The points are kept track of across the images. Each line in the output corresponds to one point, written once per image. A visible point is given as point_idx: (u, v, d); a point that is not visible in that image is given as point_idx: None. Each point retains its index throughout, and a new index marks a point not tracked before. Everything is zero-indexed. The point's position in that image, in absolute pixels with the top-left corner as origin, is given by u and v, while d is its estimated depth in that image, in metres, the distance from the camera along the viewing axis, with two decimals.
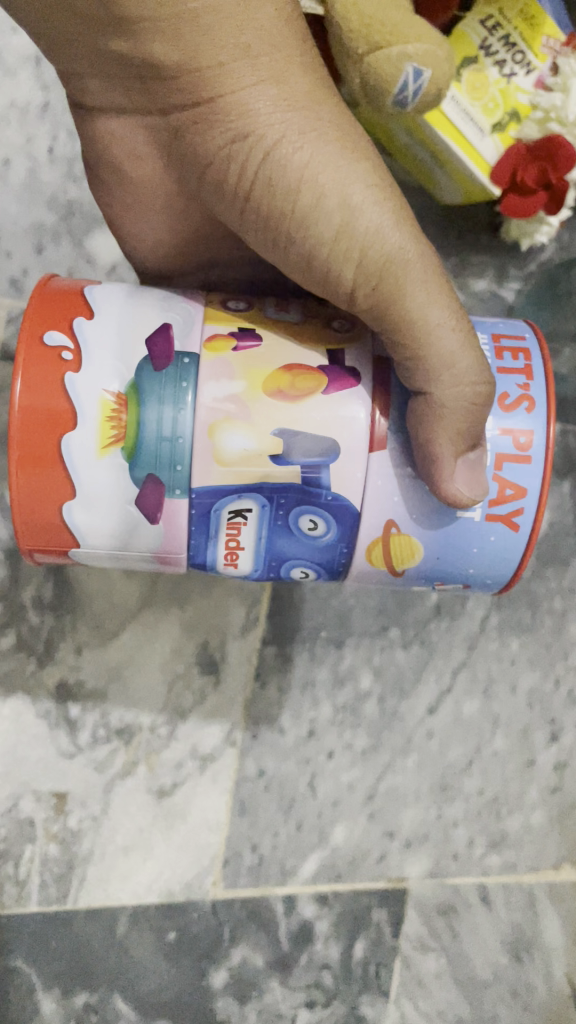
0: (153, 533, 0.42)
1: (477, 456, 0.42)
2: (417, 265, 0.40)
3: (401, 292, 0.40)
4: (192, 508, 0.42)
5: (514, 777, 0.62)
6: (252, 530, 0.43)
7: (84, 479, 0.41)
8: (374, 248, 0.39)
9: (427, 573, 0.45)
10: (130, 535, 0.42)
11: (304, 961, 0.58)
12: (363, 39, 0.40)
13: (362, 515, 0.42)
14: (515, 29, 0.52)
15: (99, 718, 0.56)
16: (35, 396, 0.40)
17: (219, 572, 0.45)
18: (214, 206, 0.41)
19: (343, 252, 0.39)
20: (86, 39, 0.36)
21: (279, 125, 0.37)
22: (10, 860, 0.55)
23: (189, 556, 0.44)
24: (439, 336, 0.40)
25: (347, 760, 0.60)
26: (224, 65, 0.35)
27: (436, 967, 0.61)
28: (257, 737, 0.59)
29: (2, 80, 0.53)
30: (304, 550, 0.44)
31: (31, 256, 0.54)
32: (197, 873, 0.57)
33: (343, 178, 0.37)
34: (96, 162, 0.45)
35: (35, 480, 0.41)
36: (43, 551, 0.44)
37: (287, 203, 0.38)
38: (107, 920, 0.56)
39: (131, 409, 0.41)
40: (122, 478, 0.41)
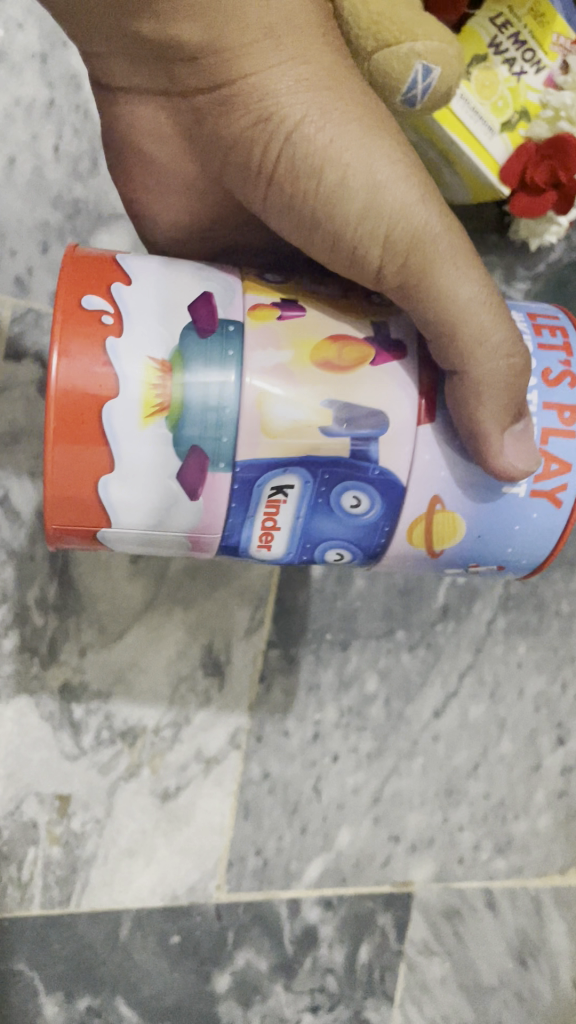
0: (192, 509, 0.41)
1: (523, 428, 0.42)
2: (445, 241, 0.40)
3: (431, 269, 0.40)
4: (234, 483, 0.40)
5: (521, 781, 0.63)
6: (291, 508, 0.42)
7: (125, 448, 0.39)
8: (401, 225, 0.39)
9: (463, 554, 0.45)
10: (168, 511, 0.41)
11: (308, 965, 0.58)
12: (372, 38, 0.40)
13: (408, 490, 0.42)
14: (525, 27, 0.52)
15: (103, 719, 0.55)
16: (76, 361, 0.38)
17: (249, 555, 0.44)
18: (238, 191, 0.42)
19: (370, 231, 0.39)
20: (111, 23, 0.37)
21: (302, 105, 0.37)
22: (13, 862, 0.53)
23: (224, 537, 0.42)
24: (472, 310, 0.41)
25: (352, 762, 0.60)
26: (247, 44, 0.37)
27: (441, 972, 0.61)
28: (262, 739, 0.58)
29: (7, 77, 0.53)
30: (341, 529, 0.43)
31: (36, 255, 0.53)
32: (202, 876, 0.56)
33: (368, 156, 0.38)
34: (119, 151, 0.45)
35: (73, 452, 0.39)
36: (72, 532, 0.41)
37: (312, 183, 0.38)
38: (110, 923, 0.54)
39: (176, 376, 0.39)
40: (165, 448, 0.39)
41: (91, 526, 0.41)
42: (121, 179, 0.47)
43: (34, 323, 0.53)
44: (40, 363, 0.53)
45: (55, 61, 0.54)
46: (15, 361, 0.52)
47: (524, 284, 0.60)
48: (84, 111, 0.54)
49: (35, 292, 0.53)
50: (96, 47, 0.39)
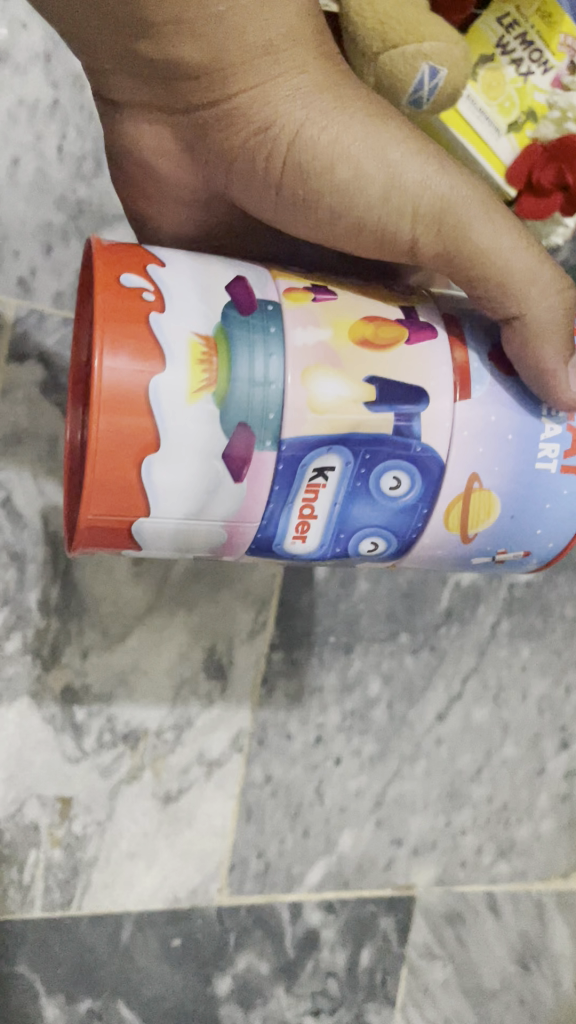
0: (235, 493, 0.39)
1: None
2: (473, 199, 0.41)
3: (466, 231, 0.41)
4: (279, 463, 0.39)
5: (524, 785, 0.64)
6: (329, 493, 0.40)
7: (170, 426, 0.38)
8: (427, 198, 0.40)
9: (492, 540, 0.44)
10: (210, 496, 0.39)
11: (310, 969, 0.58)
12: (379, 38, 0.40)
13: (447, 468, 0.41)
14: (533, 27, 0.52)
15: (104, 722, 0.54)
16: (123, 335, 0.37)
17: (282, 549, 0.42)
18: (245, 198, 0.42)
19: (394, 213, 0.40)
20: (115, 44, 0.38)
21: (301, 110, 0.38)
22: (14, 864, 0.52)
23: (261, 527, 0.41)
24: (517, 256, 0.42)
25: (355, 766, 0.60)
26: (247, 61, 0.37)
27: (442, 976, 0.62)
28: (264, 743, 0.58)
29: (11, 76, 0.52)
30: (379, 516, 0.42)
31: (39, 256, 0.52)
32: (203, 879, 0.56)
33: (381, 146, 0.39)
34: (123, 165, 0.46)
35: (118, 429, 0.37)
36: (106, 521, 0.39)
37: (324, 179, 0.39)
38: (111, 927, 0.54)
39: (222, 352, 0.38)
40: (211, 427, 0.38)
41: (128, 513, 0.39)
42: (126, 193, 0.47)
43: (38, 325, 0.52)
44: (42, 364, 0.52)
45: (59, 59, 0.53)
46: (17, 362, 0.52)
47: None
48: (88, 111, 0.53)
49: (38, 294, 0.52)
50: (99, 65, 0.39)
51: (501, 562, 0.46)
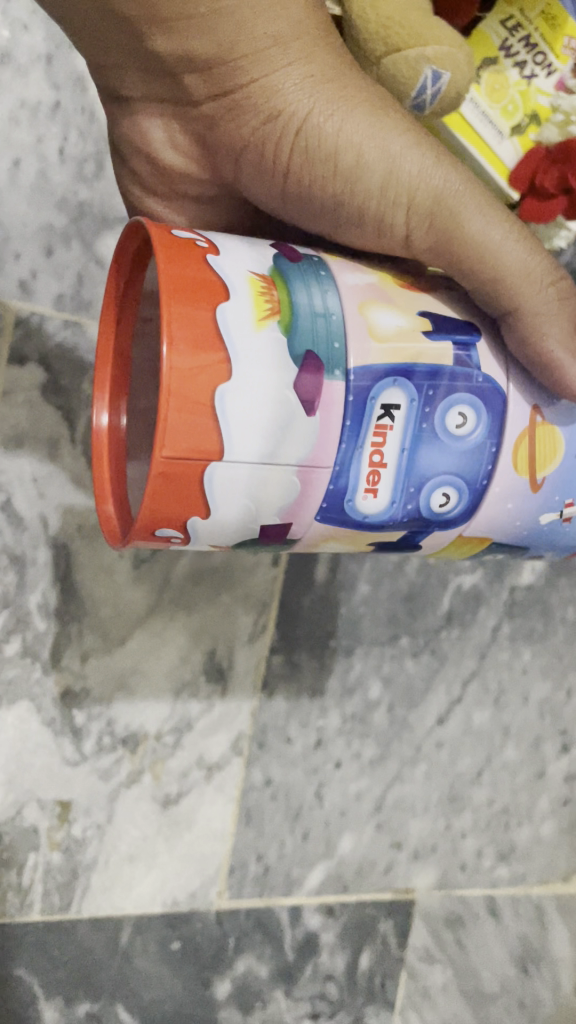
0: (308, 427, 0.37)
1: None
2: (467, 193, 0.40)
3: (460, 221, 0.40)
4: (348, 393, 0.37)
5: (524, 789, 0.63)
6: (397, 437, 0.38)
7: (240, 349, 0.35)
8: (423, 187, 0.39)
9: (560, 487, 0.42)
10: (282, 433, 0.36)
11: (309, 972, 0.58)
12: (383, 41, 0.40)
13: (509, 399, 0.40)
14: (536, 29, 0.52)
15: (104, 725, 0.54)
16: (183, 268, 0.36)
17: (347, 512, 0.39)
18: (255, 186, 0.42)
19: (393, 201, 0.40)
20: (125, 38, 0.38)
21: (309, 99, 0.38)
22: (13, 868, 0.51)
23: (333, 475, 0.38)
24: (509, 248, 0.41)
25: (355, 769, 0.60)
26: (256, 52, 0.37)
27: (442, 979, 0.62)
28: (264, 746, 0.58)
29: (12, 77, 0.52)
30: (450, 464, 0.39)
31: (41, 259, 0.52)
32: (203, 883, 0.56)
33: (383, 136, 0.38)
34: (130, 156, 0.46)
35: (192, 350, 0.35)
36: (179, 465, 0.35)
37: (328, 168, 0.39)
38: (110, 930, 0.54)
39: (280, 286, 0.37)
40: (281, 350, 0.36)
41: (201, 455, 0.35)
42: (133, 186, 0.48)
43: (40, 327, 0.52)
44: (44, 367, 0.52)
45: (61, 61, 0.53)
46: (19, 363, 0.51)
47: None
48: (90, 113, 0.53)
49: (39, 296, 0.52)
50: (108, 57, 0.40)
51: (570, 517, 0.43)
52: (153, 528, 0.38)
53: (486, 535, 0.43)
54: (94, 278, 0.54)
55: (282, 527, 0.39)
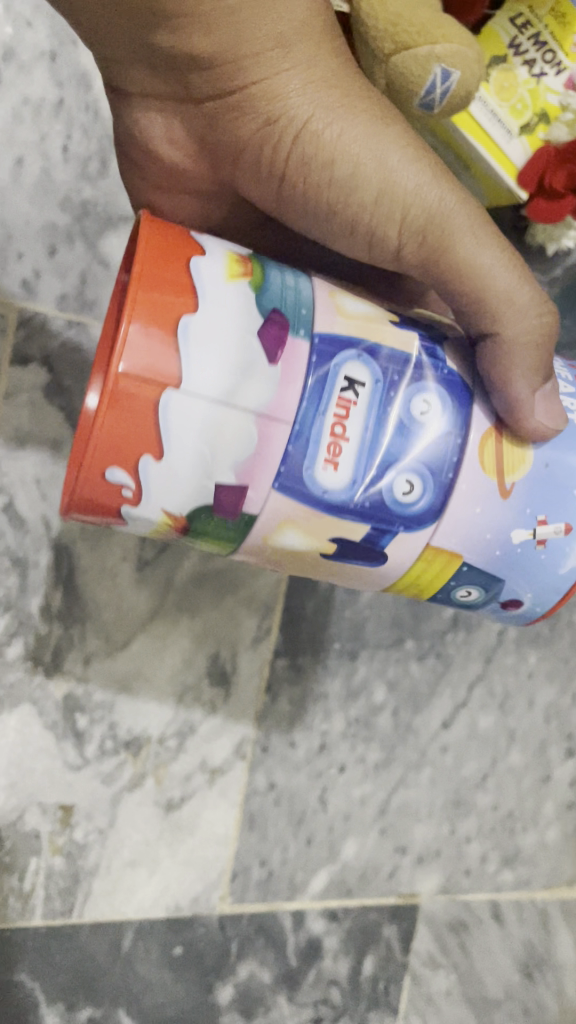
0: (267, 385, 0.36)
1: (552, 387, 0.41)
2: (461, 213, 0.40)
3: (451, 242, 0.40)
4: (311, 355, 0.37)
5: (529, 794, 0.63)
6: (360, 412, 0.37)
7: (209, 294, 0.36)
8: (416, 205, 0.39)
9: (532, 500, 0.40)
10: (241, 383, 0.36)
11: (312, 977, 0.58)
12: (390, 39, 0.39)
13: (476, 393, 0.40)
14: (546, 28, 0.51)
15: (107, 729, 0.53)
16: (165, 232, 0.37)
17: (304, 485, 0.37)
18: (252, 189, 0.42)
19: (386, 214, 0.40)
20: (129, 33, 0.38)
21: (309, 106, 0.38)
22: (14, 873, 0.51)
23: (292, 433, 0.36)
24: (495, 274, 0.41)
25: (359, 774, 0.60)
26: (258, 55, 0.37)
27: (446, 984, 0.61)
28: (268, 751, 0.57)
29: (15, 75, 0.51)
30: (414, 446, 0.38)
31: (43, 258, 0.52)
32: (205, 887, 0.56)
33: (380, 147, 0.38)
34: (129, 150, 0.46)
35: (160, 289, 0.35)
36: (130, 394, 0.35)
37: (324, 175, 0.39)
38: (112, 935, 0.53)
39: (255, 263, 0.39)
40: (248, 306, 0.36)
41: (154, 388, 0.35)
42: (133, 181, 0.47)
43: (42, 328, 0.51)
44: (47, 367, 0.51)
45: (65, 58, 0.52)
46: (21, 364, 0.51)
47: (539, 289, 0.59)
48: (94, 110, 0.53)
49: (42, 296, 0.51)
50: (111, 51, 0.40)
51: (545, 542, 0.41)
52: (101, 473, 0.36)
53: (455, 552, 0.40)
54: (97, 277, 0.53)
55: (237, 496, 0.37)
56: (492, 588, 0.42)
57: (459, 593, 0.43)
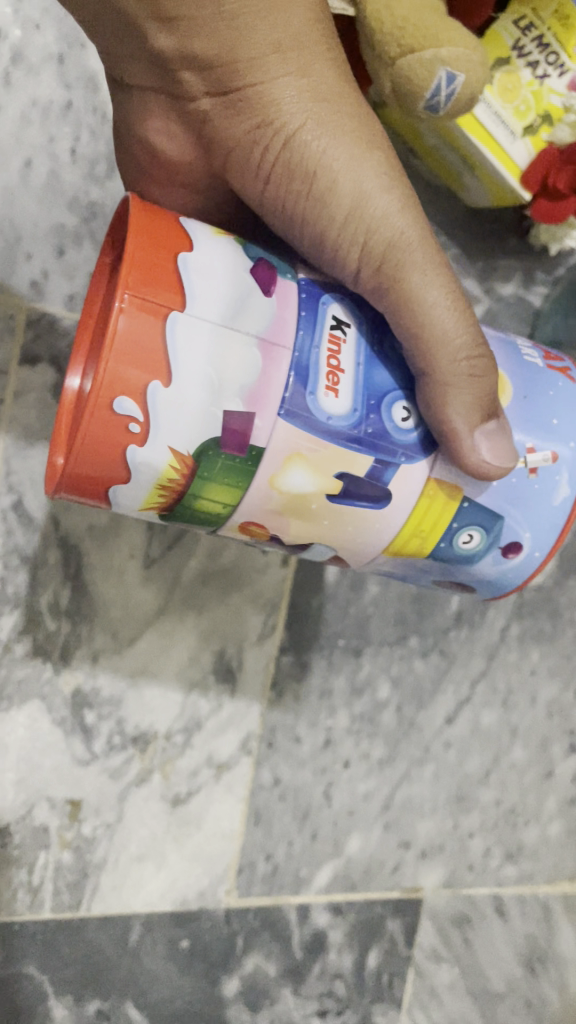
0: (267, 309, 0.38)
1: (498, 425, 0.42)
2: (419, 249, 0.40)
3: (403, 276, 0.40)
4: (301, 293, 0.39)
5: (532, 789, 0.64)
6: (350, 351, 0.40)
7: (201, 239, 0.38)
8: (375, 232, 0.39)
9: (516, 430, 0.43)
10: (241, 309, 0.37)
11: (317, 971, 0.58)
12: (397, 42, 0.40)
13: None
14: (549, 29, 0.51)
15: (115, 724, 0.54)
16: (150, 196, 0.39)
17: (308, 414, 0.38)
18: (240, 187, 0.43)
19: (347, 239, 0.40)
20: (129, 31, 0.38)
21: (302, 115, 0.39)
22: (23, 866, 0.51)
23: (292, 359, 0.37)
24: (438, 314, 0.40)
25: (363, 769, 0.60)
26: (254, 60, 0.38)
27: (449, 978, 0.62)
28: (273, 746, 0.58)
29: (24, 78, 0.52)
30: (398, 381, 0.41)
31: (52, 258, 0.52)
32: (211, 881, 0.56)
33: (357, 165, 0.39)
34: (129, 139, 0.46)
35: (156, 231, 0.37)
36: (139, 313, 0.35)
37: (304, 185, 0.40)
38: (120, 928, 0.53)
39: None
40: (236, 251, 0.39)
41: (160, 309, 0.35)
42: (130, 169, 0.48)
43: (50, 327, 0.52)
44: (54, 367, 0.52)
45: (73, 61, 0.53)
46: (29, 364, 0.51)
47: (543, 288, 0.60)
48: (101, 113, 0.53)
49: (50, 296, 0.52)
50: (111, 45, 0.40)
51: (533, 468, 0.43)
52: (111, 402, 0.35)
53: (456, 482, 0.42)
54: None
55: (244, 424, 0.37)
56: (491, 523, 0.44)
57: (462, 538, 0.43)
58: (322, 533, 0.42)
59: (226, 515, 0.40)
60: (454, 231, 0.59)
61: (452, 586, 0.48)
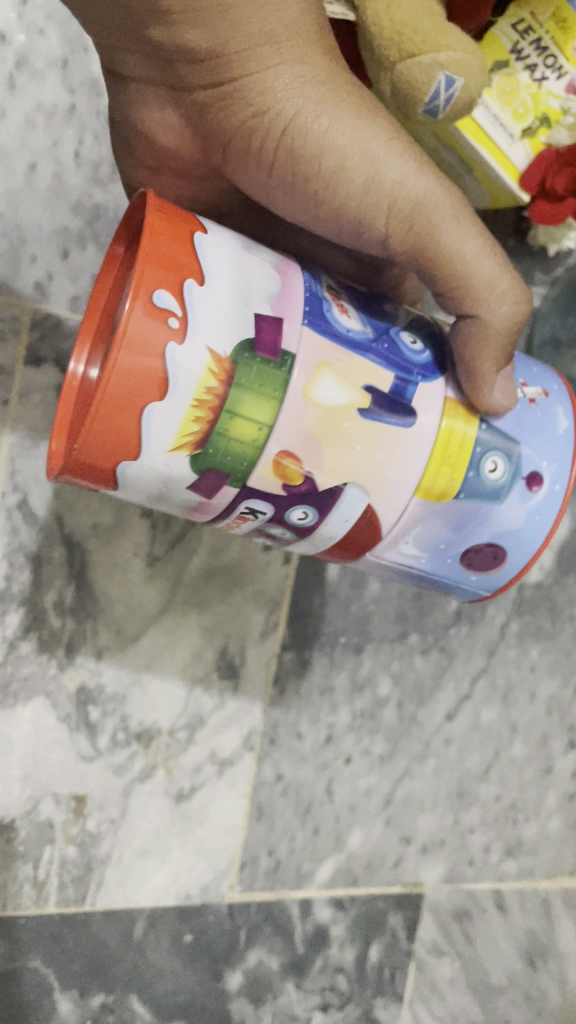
0: (272, 254, 0.41)
1: (513, 371, 0.44)
2: (445, 204, 0.41)
3: (437, 229, 0.42)
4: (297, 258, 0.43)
5: (531, 784, 0.64)
6: (350, 302, 0.42)
7: None
8: (405, 193, 0.41)
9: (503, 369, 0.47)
10: (251, 248, 0.40)
11: (319, 965, 0.59)
12: (396, 47, 0.41)
13: None
14: (547, 32, 0.52)
15: (119, 720, 0.54)
16: None
17: (330, 322, 0.40)
18: (241, 174, 0.43)
19: (373, 202, 0.41)
20: (125, 24, 0.38)
21: (299, 100, 0.39)
22: (29, 861, 0.52)
23: (306, 281, 0.40)
24: (478, 262, 0.43)
25: (364, 765, 0.61)
26: (250, 49, 0.38)
27: (450, 972, 0.63)
28: (275, 742, 0.59)
29: (29, 81, 0.52)
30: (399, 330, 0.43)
31: (56, 260, 0.52)
32: (214, 876, 0.57)
33: (365, 138, 0.40)
34: (125, 133, 0.46)
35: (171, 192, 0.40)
36: (170, 231, 0.37)
37: (312, 164, 0.40)
38: (124, 923, 0.54)
39: None
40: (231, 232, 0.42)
41: (185, 232, 0.38)
42: (128, 162, 0.48)
43: (55, 328, 0.52)
44: (58, 367, 0.52)
45: (76, 65, 0.53)
46: (34, 365, 0.51)
47: (542, 289, 0.61)
48: (104, 117, 0.54)
49: (54, 297, 0.52)
50: (106, 37, 0.40)
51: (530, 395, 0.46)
52: (151, 299, 0.35)
53: (472, 404, 0.43)
54: None
55: (275, 325, 0.38)
56: (509, 446, 0.44)
57: (488, 465, 0.43)
58: (357, 464, 0.40)
59: (261, 441, 0.38)
60: None
61: (478, 550, 0.45)
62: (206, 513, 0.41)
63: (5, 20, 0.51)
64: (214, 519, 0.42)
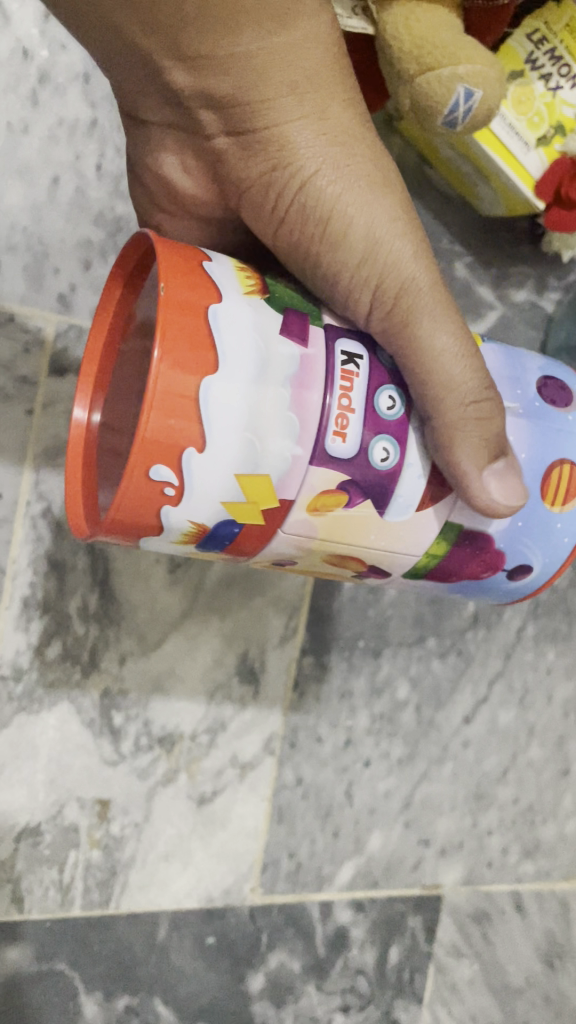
0: None
1: (505, 463, 0.42)
2: (427, 296, 0.41)
3: (413, 319, 0.41)
4: None
5: (549, 787, 0.65)
6: None
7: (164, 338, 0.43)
8: (390, 274, 0.40)
9: None
10: None
11: (340, 966, 0.60)
12: (416, 61, 0.42)
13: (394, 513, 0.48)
14: (561, 42, 0.53)
15: (142, 725, 0.55)
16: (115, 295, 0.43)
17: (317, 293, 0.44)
18: (254, 222, 0.44)
19: (362, 281, 0.41)
20: (149, 72, 0.39)
21: (316, 160, 0.40)
22: (55, 865, 0.52)
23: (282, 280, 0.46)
24: (454, 365, 0.41)
25: (383, 768, 0.62)
26: (272, 100, 0.39)
27: (469, 973, 0.64)
28: (295, 745, 0.59)
29: (51, 96, 0.52)
30: None
31: (78, 273, 0.53)
32: (236, 879, 0.57)
33: (369, 211, 0.40)
34: (143, 173, 0.47)
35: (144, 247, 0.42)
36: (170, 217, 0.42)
37: (318, 227, 0.41)
38: (147, 925, 0.54)
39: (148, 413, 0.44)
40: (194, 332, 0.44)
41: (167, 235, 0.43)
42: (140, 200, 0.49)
43: (78, 340, 0.53)
44: None
45: (97, 80, 0.53)
46: (58, 376, 0.52)
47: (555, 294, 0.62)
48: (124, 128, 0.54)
49: (77, 310, 0.53)
50: (127, 82, 0.41)
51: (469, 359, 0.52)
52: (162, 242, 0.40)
53: None
54: None
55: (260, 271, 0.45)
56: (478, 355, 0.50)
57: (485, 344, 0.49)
58: None
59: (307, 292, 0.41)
60: (472, 243, 0.60)
61: (546, 384, 0.46)
62: (315, 389, 0.38)
63: (27, 37, 0.52)
64: (322, 383, 0.38)
